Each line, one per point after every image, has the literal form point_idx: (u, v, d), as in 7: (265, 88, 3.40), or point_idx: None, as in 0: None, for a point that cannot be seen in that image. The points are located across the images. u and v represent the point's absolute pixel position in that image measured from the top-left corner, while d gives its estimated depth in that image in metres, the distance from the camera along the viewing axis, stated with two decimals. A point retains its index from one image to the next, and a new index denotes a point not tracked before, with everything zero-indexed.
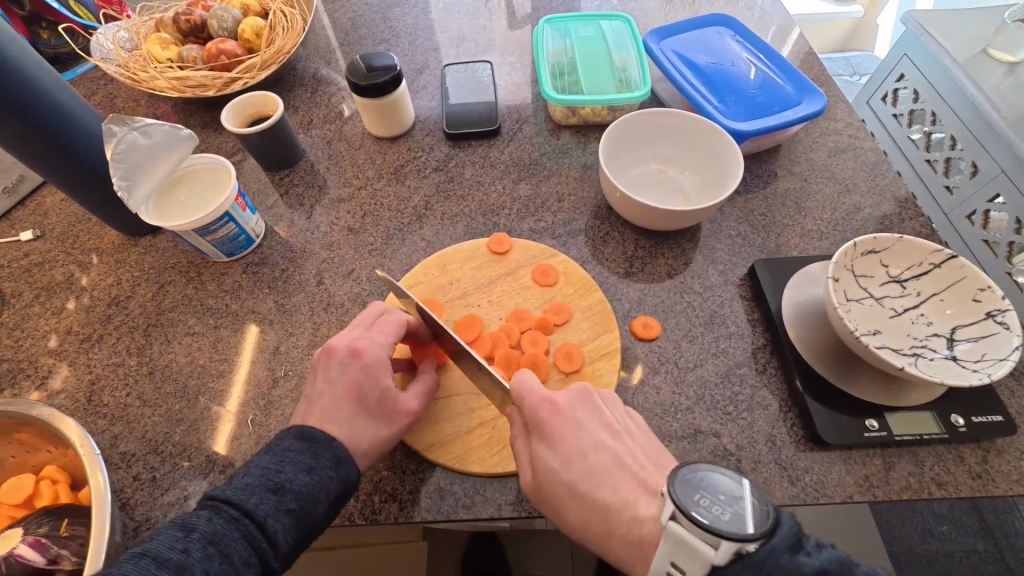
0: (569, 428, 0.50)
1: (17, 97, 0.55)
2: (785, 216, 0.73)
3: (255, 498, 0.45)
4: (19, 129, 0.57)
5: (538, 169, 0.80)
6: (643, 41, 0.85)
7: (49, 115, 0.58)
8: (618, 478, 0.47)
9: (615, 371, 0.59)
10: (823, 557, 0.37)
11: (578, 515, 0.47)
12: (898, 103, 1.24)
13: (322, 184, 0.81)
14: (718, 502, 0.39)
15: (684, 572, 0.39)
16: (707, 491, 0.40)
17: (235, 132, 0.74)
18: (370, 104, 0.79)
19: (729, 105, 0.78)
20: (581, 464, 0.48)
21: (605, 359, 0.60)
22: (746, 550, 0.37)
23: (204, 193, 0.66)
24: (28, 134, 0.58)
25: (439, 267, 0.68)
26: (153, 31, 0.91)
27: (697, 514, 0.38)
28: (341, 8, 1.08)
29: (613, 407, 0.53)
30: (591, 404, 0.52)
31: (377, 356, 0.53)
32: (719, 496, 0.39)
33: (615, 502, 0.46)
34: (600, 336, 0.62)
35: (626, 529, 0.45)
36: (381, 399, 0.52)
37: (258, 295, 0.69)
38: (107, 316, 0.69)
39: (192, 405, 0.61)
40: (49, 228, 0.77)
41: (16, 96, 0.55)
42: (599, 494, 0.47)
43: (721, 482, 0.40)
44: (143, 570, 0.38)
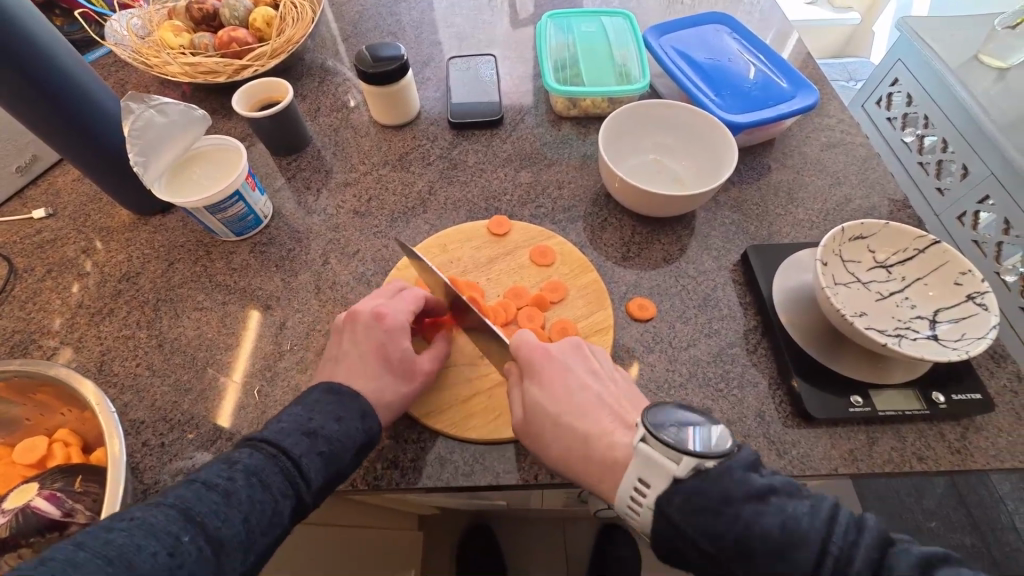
0: (557, 366, 0.53)
1: (49, 79, 0.59)
2: (778, 206, 0.76)
3: (291, 439, 0.46)
4: (43, 110, 0.60)
5: (539, 158, 0.83)
6: (644, 37, 0.88)
7: (78, 103, 0.62)
8: (598, 411, 0.50)
9: (608, 347, 0.62)
10: (776, 478, 0.42)
11: (555, 443, 0.50)
12: (892, 108, 1.27)
13: (329, 168, 0.83)
14: (683, 427, 0.42)
15: (650, 487, 0.42)
16: (676, 420, 0.43)
17: (247, 116, 0.76)
18: (378, 91, 0.81)
19: (725, 99, 0.80)
20: (565, 400, 0.51)
21: (598, 335, 0.62)
22: (704, 466, 0.41)
23: (215, 171, 0.68)
24: (50, 116, 0.61)
25: (440, 246, 0.71)
26: (166, 19, 0.93)
27: (665, 436, 0.42)
28: (348, 2, 1.11)
29: (604, 357, 0.56)
30: (578, 348, 0.56)
31: (400, 320, 0.55)
32: (686, 423, 0.43)
33: (595, 431, 0.49)
34: (594, 312, 0.64)
35: (603, 454, 0.48)
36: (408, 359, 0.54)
37: (266, 274, 0.71)
38: (117, 291, 0.70)
39: (201, 374, 0.63)
40: (61, 207, 0.79)
41: (42, 76, 0.58)
42: (579, 423, 0.50)
43: (685, 413, 0.44)
44: (194, 493, 0.40)
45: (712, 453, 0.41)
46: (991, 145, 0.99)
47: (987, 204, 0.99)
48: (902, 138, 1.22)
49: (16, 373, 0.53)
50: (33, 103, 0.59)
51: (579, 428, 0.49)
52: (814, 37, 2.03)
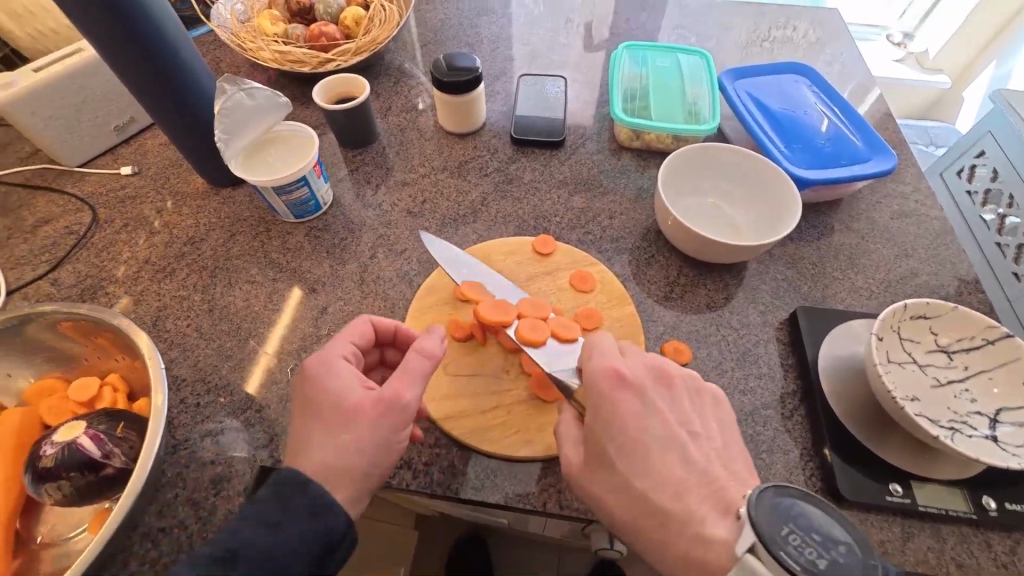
0: (655, 420, 0.49)
1: (164, 61, 0.65)
2: (836, 269, 0.73)
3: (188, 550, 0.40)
4: (151, 87, 0.66)
5: (594, 185, 0.83)
6: (718, 79, 0.86)
7: (182, 87, 0.68)
8: (689, 479, 0.47)
9: None
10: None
11: (630, 509, 0.47)
12: (974, 181, 1.20)
13: (390, 166, 0.86)
14: (806, 542, 0.41)
15: None
16: (800, 530, 0.42)
17: (324, 108, 0.81)
18: (447, 100, 0.84)
19: (795, 151, 0.78)
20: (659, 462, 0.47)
21: None
22: None
23: (286, 157, 0.71)
24: (156, 93, 0.67)
25: (484, 256, 0.72)
26: (266, 7, 1.00)
27: (784, 553, 0.40)
28: (434, 10, 1.15)
29: (696, 404, 0.53)
30: (671, 390, 0.52)
31: (314, 363, 0.51)
32: (810, 536, 0.42)
33: (677, 512, 0.46)
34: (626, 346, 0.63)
35: (686, 545, 0.45)
36: (343, 398, 0.48)
37: (316, 258, 0.74)
38: (181, 254, 0.75)
39: (243, 344, 0.66)
40: (146, 167, 0.86)
41: (159, 58, 0.64)
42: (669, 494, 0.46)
43: (814, 522, 0.43)
44: None
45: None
46: None
47: None
48: (982, 215, 1.14)
49: (80, 316, 0.57)
50: (143, 79, 0.65)
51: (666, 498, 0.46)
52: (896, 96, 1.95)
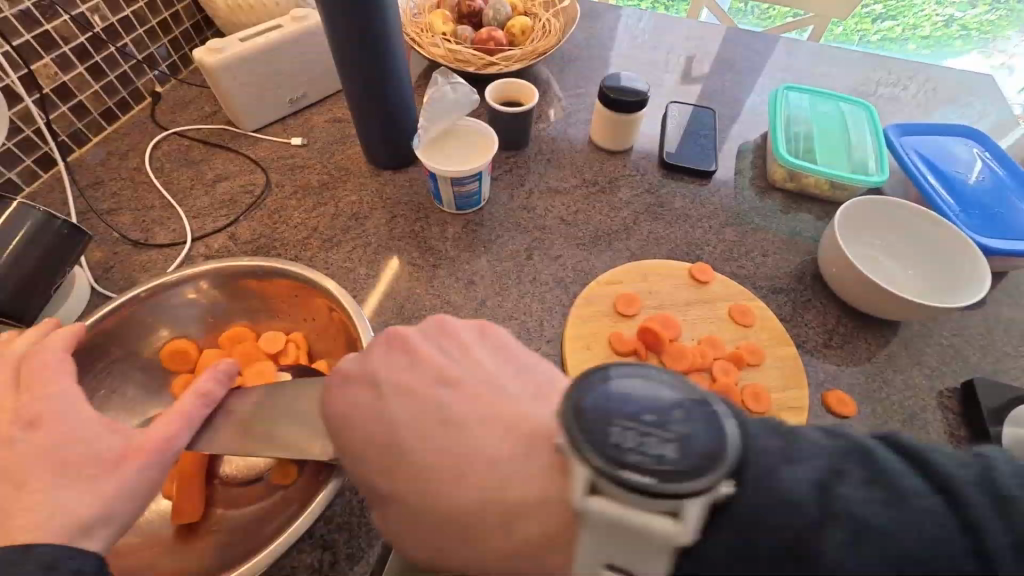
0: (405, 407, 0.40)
1: (376, 44, 0.69)
2: (1008, 344, 0.70)
3: None
4: (358, 65, 0.71)
5: (746, 221, 0.82)
6: (885, 132, 0.85)
7: (383, 70, 0.72)
8: (484, 431, 0.37)
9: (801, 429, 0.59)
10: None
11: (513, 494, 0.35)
12: None
13: (542, 172, 0.88)
14: (636, 427, 0.32)
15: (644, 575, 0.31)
16: (619, 411, 0.33)
17: (494, 108, 0.84)
18: (610, 116, 0.86)
19: (969, 216, 0.75)
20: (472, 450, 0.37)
21: (793, 413, 0.60)
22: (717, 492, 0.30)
23: (465, 153, 0.74)
24: (359, 70, 0.72)
25: (642, 274, 0.72)
26: (434, 6, 1.04)
27: (629, 473, 0.30)
28: (581, 29, 1.18)
29: (473, 344, 0.45)
30: (414, 360, 0.42)
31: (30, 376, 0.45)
32: (637, 420, 0.33)
33: (483, 514, 0.35)
34: (790, 387, 0.62)
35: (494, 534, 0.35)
36: (89, 451, 0.41)
37: (474, 251, 0.76)
38: (346, 227, 0.78)
39: (405, 323, 0.68)
40: (313, 141, 0.90)
41: (375, 41, 0.69)
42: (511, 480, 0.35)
43: (628, 391, 0.34)
44: None
45: (723, 493, 0.31)
46: None
47: None
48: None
49: (298, 275, 0.61)
50: (354, 58, 0.70)
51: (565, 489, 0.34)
52: None
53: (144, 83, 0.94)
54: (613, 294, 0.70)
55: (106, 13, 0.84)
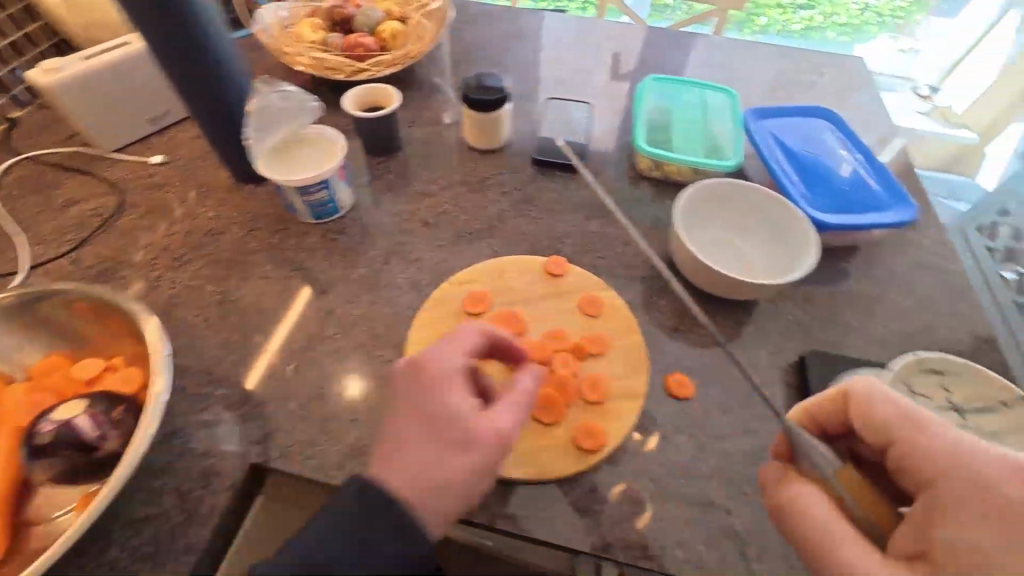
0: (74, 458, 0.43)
1: (198, 48, 0.66)
2: (851, 316, 0.71)
3: None
4: (186, 72, 0.68)
5: (611, 211, 0.83)
6: (743, 116, 0.87)
7: (215, 75, 0.70)
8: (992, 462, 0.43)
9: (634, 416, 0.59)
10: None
11: (1008, 494, 0.41)
12: None
13: (413, 176, 0.88)
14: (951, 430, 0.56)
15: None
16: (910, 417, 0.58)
17: (354, 115, 0.83)
18: (475, 116, 0.86)
19: (813, 193, 0.77)
20: (962, 452, 0.43)
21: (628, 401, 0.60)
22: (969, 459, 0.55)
23: (310, 160, 0.73)
24: (190, 78, 0.69)
25: (497, 271, 0.72)
26: (308, 14, 1.03)
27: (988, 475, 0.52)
28: (470, 29, 1.18)
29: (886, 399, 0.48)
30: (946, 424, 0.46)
31: None
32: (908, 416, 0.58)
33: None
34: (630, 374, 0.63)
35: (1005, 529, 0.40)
36: None
37: (331, 260, 0.75)
38: (199, 244, 0.76)
39: (249, 339, 0.67)
40: (175, 158, 0.88)
41: (196, 46, 0.66)
42: (931, 465, 0.44)
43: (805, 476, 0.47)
44: None
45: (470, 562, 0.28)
46: None
47: None
48: (1003, 272, 1.26)
49: (105, 300, 0.59)
50: (180, 66, 0.67)
51: (907, 454, 0.45)
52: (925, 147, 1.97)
53: None
54: (464, 293, 0.69)
55: None
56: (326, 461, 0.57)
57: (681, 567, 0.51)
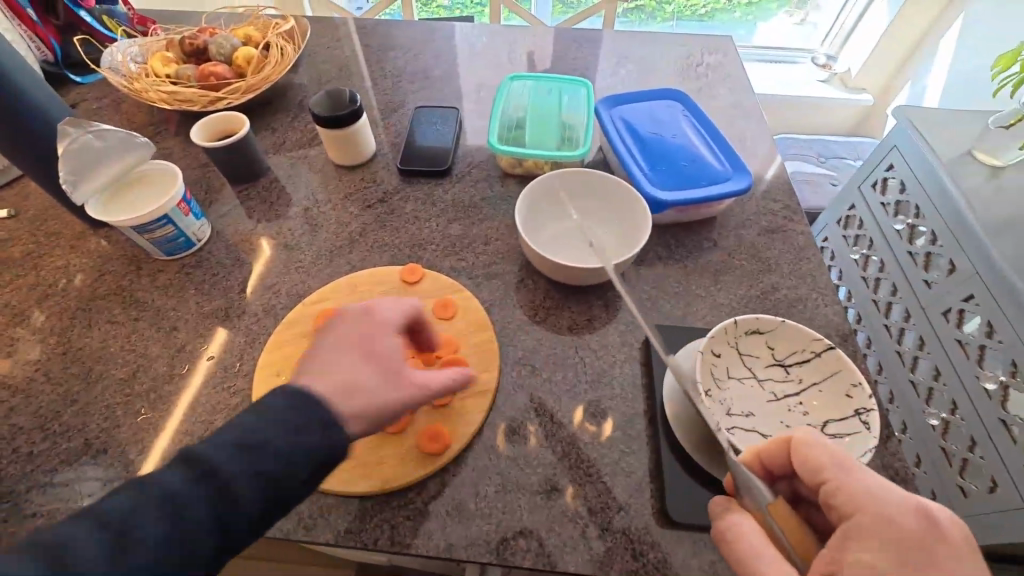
0: None
1: (20, 119, 0.66)
2: (700, 286, 0.74)
3: None
4: (10, 142, 0.67)
5: (474, 212, 0.84)
6: (595, 106, 0.89)
7: (46, 143, 0.69)
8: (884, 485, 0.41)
9: (481, 412, 0.60)
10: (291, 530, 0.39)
11: (903, 526, 0.38)
12: (887, 193, 1.18)
13: (276, 200, 0.87)
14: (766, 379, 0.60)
15: None
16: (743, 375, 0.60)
17: (203, 146, 0.82)
18: (330, 134, 0.86)
19: (657, 173, 0.80)
20: (885, 490, 0.40)
21: (475, 398, 0.61)
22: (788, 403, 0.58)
23: (147, 196, 0.72)
24: (16, 147, 0.68)
25: (351, 287, 0.72)
26: (163, 49, 1.01)
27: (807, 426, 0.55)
28: (343, 47, 1.19)
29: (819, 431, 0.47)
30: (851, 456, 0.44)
31: None
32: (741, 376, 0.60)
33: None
34: (478, 372, 0.63)
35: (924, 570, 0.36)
36: None
37: (185, 295, 0.74)
38: (44, 296, 0.74)
39: (91, 387, 0.65)
40: (24, 209, 0.85)
41: (17, 116, 0.66)
42: (859, 504, 0.40)
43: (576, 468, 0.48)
44: None
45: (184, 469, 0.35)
46: (979, 245, 0.91)
47: (971, 304, 0.92)
48: (893, 225, 1.12)
49: None
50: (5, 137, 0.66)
51: (837, 492, 0.42)
52: (826, 113, 2.06)
53: None
54: (316, 313, 0.69)
55: None
56: None
57: (523, 554, 0.52)
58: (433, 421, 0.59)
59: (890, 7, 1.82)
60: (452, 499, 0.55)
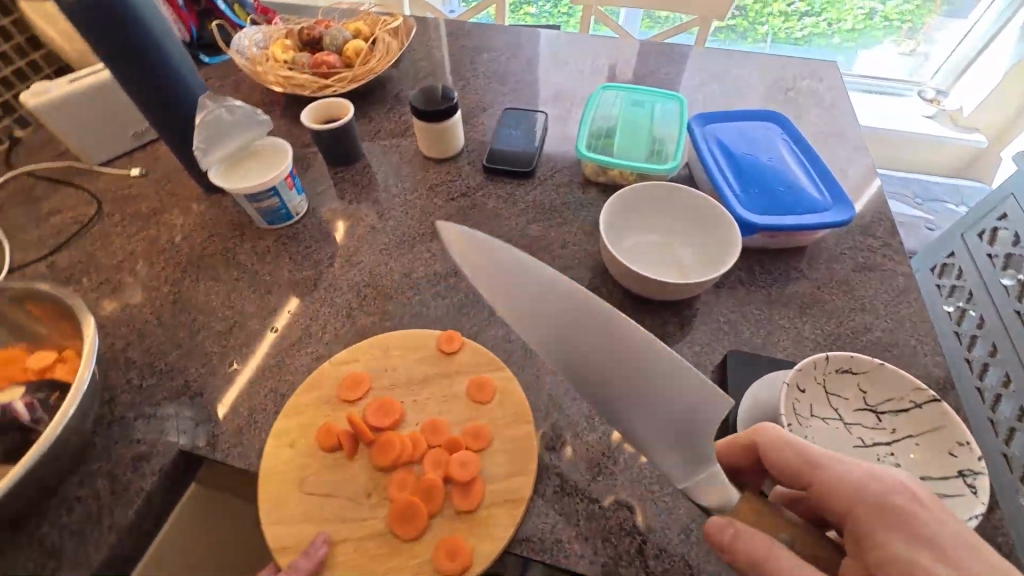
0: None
1: (168, 93, 0.74)
2: (784, 317, 0.71)
3: None
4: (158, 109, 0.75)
5: (554, 215, 0.85)
6: (688, 122, 0.88)
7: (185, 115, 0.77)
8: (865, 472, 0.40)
9: (512, 526, 0.52)
10: None
11: (893, 503, 0.38)
12: (995, 243, 1.07)
13: (367, 185, 0.92)
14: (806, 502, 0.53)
15: None
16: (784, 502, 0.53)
17: (311, 128, 0.88)
18: (425, 127, 0.90)
19: (750, 195, 0.77)
20: (865, 475, 0.40)
21: (505, 507, 0.53)
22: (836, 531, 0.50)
23: (262, 169, 0.78)
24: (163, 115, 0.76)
25: (381, 348, 0.65)
26: (283, 37, 1.10)
27: None
28: (441, 46, 1.24)
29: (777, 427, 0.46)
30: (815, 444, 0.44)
31: None
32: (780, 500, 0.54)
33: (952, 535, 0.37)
34: (510, 477, 0.55)
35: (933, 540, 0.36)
36: None
37: (280, 262, 0.80)
38: (163, 249, 0.82)
39: (195, 335, 0.71)
40: (153, 170, 0.95)
41: (167, 91, 0.74)
42: (849, 495, 0.40)
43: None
44: None
45: None
46: None
47: None
48: (1001, 279, 1.01)
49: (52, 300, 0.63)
50: (155, 106, 0.75)
51: (823, 489, 0.41)
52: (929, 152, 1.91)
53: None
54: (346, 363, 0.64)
55: None
56: (248, 450, 0.60)
57: (576, 560, 0.51)
58: (452, 531, 0.52)
59: (1018, 43, 1.66)
60: None
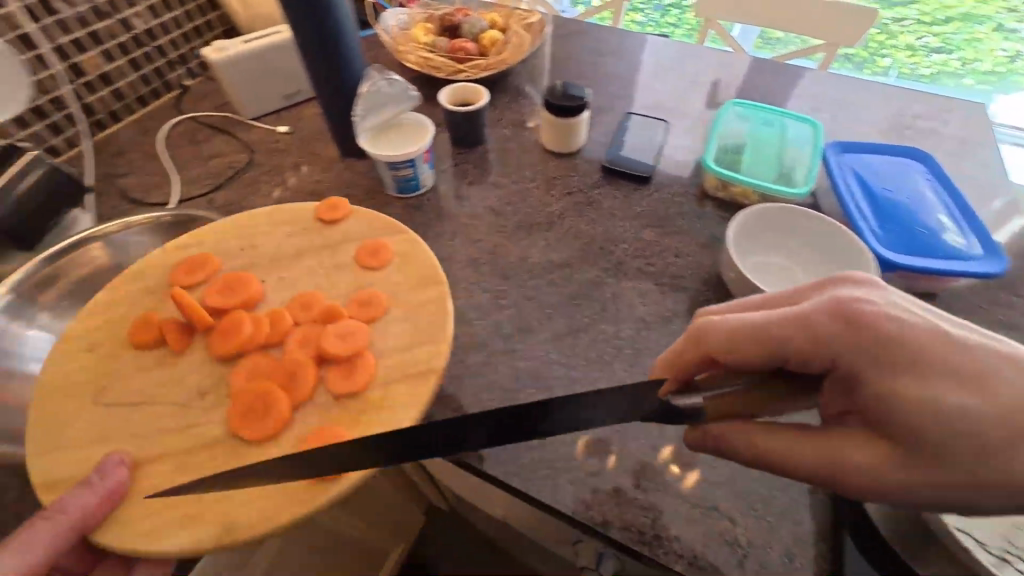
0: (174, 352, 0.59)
1: (336, 66, 0.82)
2: None
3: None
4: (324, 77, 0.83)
5: (669, 224, 0.85)
6: (823, 149, 0.86)
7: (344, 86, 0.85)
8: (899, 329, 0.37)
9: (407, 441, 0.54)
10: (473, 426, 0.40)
11: (924, 348, 0.37)
12: None
13: (487, 169, 0.96)
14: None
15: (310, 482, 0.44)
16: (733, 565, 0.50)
17: (447, 109, 0.93)
18: (552, 120, 0.92)
19: (887, 232, 0.74)
20: (905, 337, 0.37)
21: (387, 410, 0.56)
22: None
23: (403, 141, 0.84)
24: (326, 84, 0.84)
25: (263, 219, 0.78)
26: (424, 20, 1.17)
27: None
28: (564, 44, 1.26)
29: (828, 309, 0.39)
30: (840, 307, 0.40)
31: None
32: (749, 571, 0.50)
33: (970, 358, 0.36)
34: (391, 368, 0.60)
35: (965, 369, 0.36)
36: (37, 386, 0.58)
37: (405, 230, 0.85)
38: (303, 202, 0.90)
39: None
40: (298, 130, 1.04)
41: (336, 64, 0.81)
42: (889, 353, 0.37)
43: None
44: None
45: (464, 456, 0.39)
46: None
47: None
48: None
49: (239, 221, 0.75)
50: (322, 74, 0.82)
51: (855, 356, 0.38)
52: None
53: (173, 77, 1.12)
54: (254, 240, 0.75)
55: (147, 18, 1.03)
56: None
57: (674, 558, 0.53)
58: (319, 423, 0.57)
59: None
60: (613, 482, 0.57)
